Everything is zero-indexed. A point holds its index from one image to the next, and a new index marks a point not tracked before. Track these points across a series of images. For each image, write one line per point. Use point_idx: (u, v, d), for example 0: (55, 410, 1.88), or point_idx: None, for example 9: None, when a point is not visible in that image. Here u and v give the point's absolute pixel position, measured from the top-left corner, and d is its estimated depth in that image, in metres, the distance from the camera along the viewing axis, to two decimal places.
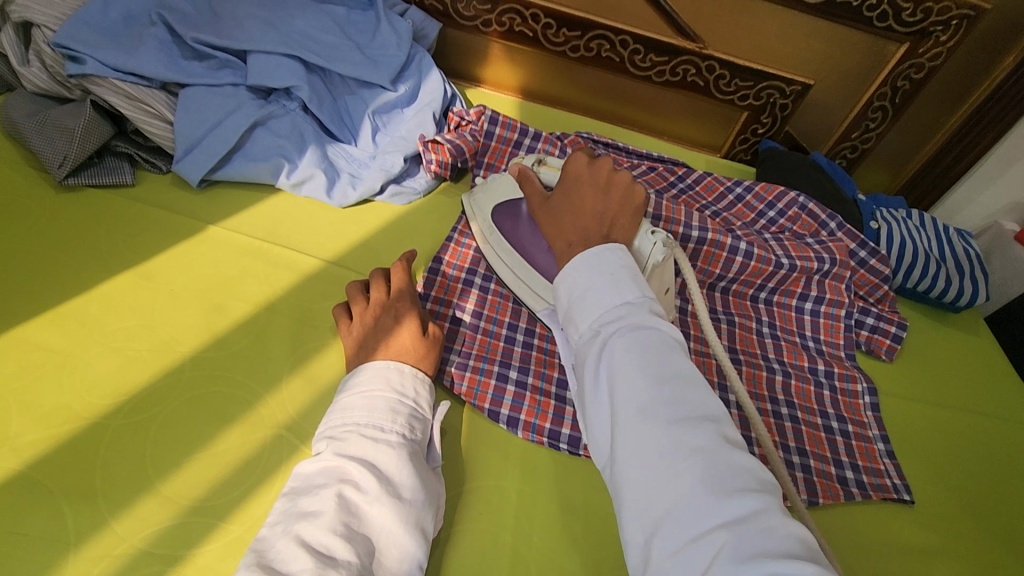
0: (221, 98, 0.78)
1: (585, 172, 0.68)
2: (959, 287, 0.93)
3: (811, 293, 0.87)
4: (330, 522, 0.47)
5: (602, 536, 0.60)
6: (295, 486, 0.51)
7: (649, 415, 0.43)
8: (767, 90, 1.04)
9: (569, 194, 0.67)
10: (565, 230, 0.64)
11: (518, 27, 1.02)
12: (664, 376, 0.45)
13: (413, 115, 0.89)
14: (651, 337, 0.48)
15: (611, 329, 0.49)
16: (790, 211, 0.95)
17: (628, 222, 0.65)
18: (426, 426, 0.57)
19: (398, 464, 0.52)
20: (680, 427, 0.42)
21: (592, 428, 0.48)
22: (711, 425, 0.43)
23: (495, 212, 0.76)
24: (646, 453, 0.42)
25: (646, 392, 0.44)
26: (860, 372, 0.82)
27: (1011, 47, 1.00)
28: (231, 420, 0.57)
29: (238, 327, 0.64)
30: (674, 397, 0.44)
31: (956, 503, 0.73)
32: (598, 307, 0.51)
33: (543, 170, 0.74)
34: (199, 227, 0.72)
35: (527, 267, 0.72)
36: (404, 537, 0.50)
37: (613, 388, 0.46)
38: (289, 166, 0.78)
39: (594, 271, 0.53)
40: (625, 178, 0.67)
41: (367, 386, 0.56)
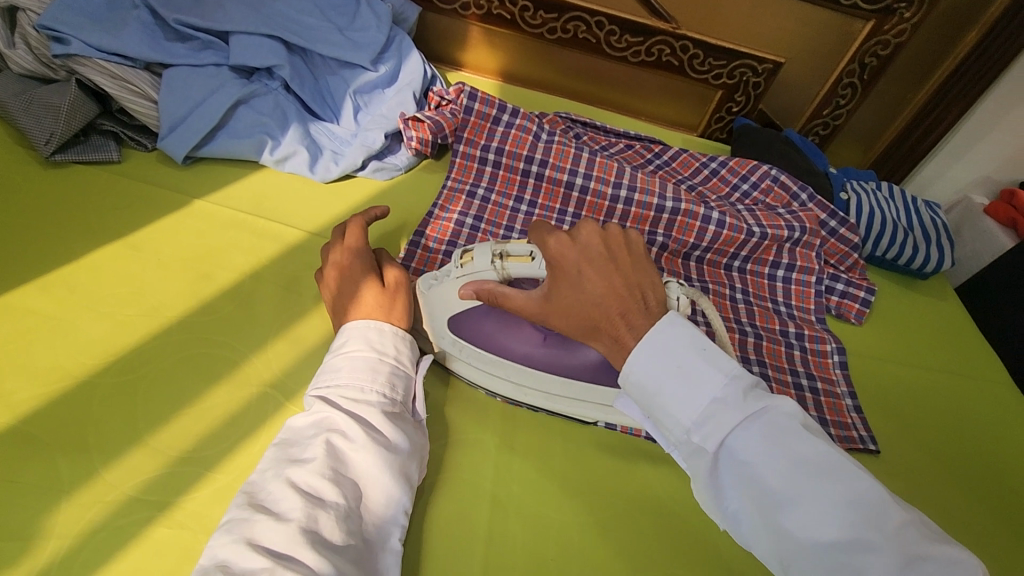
0: (204, 77, 0.80)
1: (576, 254, 0.55)
2: (925, 254, 0.97)
3: (782, 260, 0.90)
4: (318, 466, 0.50)
5: (579, 485, 0.63)
6: (285, 437, 0.53)
7: (811, 527, 0.42)
8: (739, 69, 1.07)
9: (572, 284, 0.55)
10: (605, 325, 0.53)
11: (496, 10, 1.05)
12: (802, 474, 0.43)
13: (393, 95, 0.91)
14: (766, 429, 0.45)
15: (716, 435, 0.46)
16: (763, 184, 0.98)
17: (647, 279, 0.56)
18: (407, 384, 0.59)
19: (382, 418, 0.54)
20: (848, 533, 0.41)
21: (736, 528, 0.47)
22: (874, 518, 0.41)
23: (458, 331, 0.65)
24: (826, 566, 0.41)
25: (794, 500, 0.43)
26: (830, 334, 0.85)
27: (973, 23, 1.03)
28: (218, 379, 0.59)
29: (224, 293, 0.66)
30: (825, 493, 0.42)
31: (920, 451, 0.76)
32: (690, 411, 0.48)
33: (510, 265, 0.60)
34: (185, 201, 0.74)
35: (530, 372, 0.65)
36: (388, 483, 0.52)
37: (750, 497, 0.45)
38: (272, 143, 0.80)
39: (666, 365, 0.49)
40: (617, 234, 0.57)
41: (348, 349, 0.57)
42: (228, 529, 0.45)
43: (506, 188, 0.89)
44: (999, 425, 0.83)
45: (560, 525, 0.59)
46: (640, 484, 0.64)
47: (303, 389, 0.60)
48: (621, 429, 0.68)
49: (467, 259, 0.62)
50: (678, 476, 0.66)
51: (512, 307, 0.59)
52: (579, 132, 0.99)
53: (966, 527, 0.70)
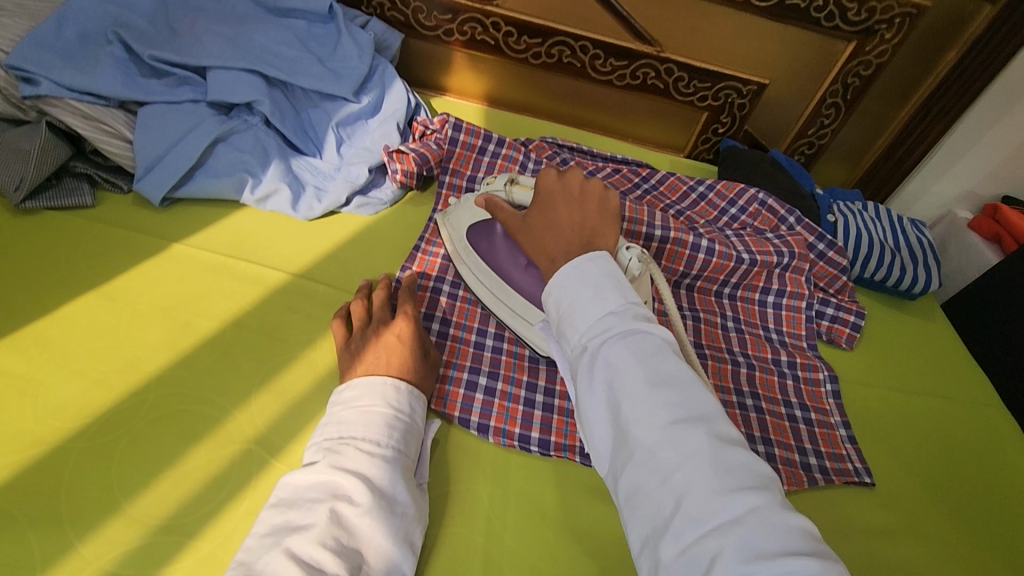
0: (181, 115, 0.78)
1: (556, 187, 0.67)
2: (913, 275, 0.97)
3: (772, 286, 0.90)
4: (324, 537, 0.48)
5: (574, 532, 0.61)
6: (287, 497, 0.51)
7: (648, 421, 0.43)
8: (724, 91, 1.07)
9: (543, 209, 0.66)
10: (548, 244, 0.63)
11: (480, 35, 1.04)
12: (661, 382, 0.45)
13: (377, 126, 0.90)
14: (642, 342, 0.47)
15: (600, 340, 0.48)
16: (750, 208, 0.97)
17: (609, 228, 0.63)
18: (417, 441, 0.58)
19: (392, 478, 0.54)
20: (679, 432, 0.42)
21: (590, 434, 0.48)
22: (707, 427, 0.43)
23: (469, 233, 0.77)
24: (650, 461, 0.42)
25: (645, 400, 0.44)
26: (822, 361, 0.84)
27: (953, 42, 1.05)
28: (200, 438, 0.57)
29: (205, 344, 0.64)
30: (671, 399, 0.44)
31: (912, 479, 0.76)
32: (586, 319, 0.50)
33: (515, 191, 0.74)
34: (163, 245, 0.72)
35: (505, 288, 0.73)
36: (391, 551, 0.51)
37: (610, 395, 0.46)
38: (253, 181, 0.78)
39: (579, 283, 0.52)
40: (597, 186, 0.66)
41: (365, 402, 0.57)
42: None
43: None
44: (989, 450, 0.83)
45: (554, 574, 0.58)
46: None
47: (289, 446, 0.58)
48: None
49: (489, 180, 0.77)
50: None
51: (502, 220, 0.72)
52: (565, 158, 0.99)
53: (961, 559, 0.70)
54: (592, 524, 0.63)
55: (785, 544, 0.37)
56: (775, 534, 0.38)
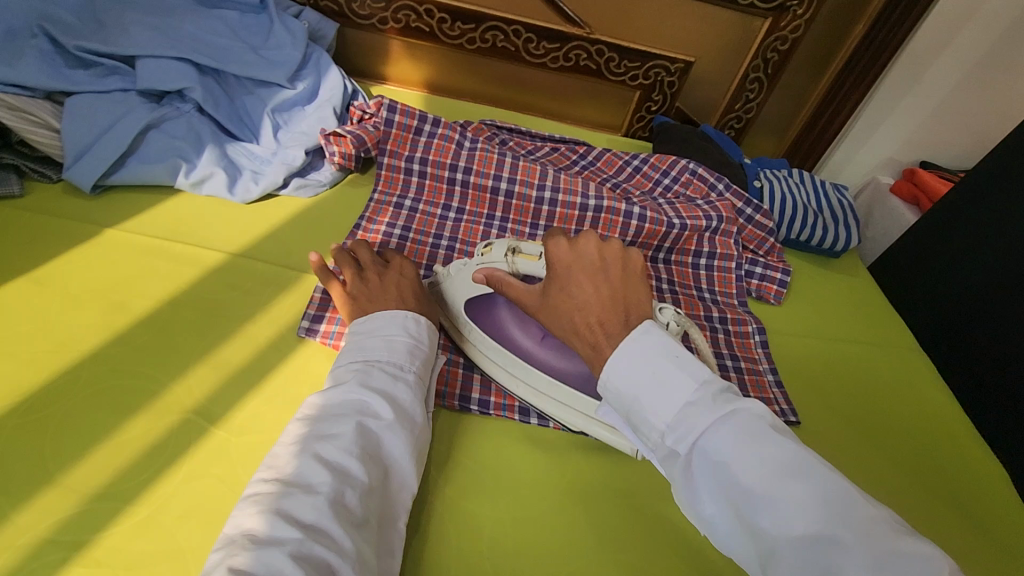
0: (110, 103, 0.78)
1: (571, 260, 0.60)
2: (834, 234, 1.03)
3: (703, 250, 0.95)
4: (351, 445, 0.52)
5: (514, 478, 0.64)
6: (312, 413, 0.54)
7: (783, 524, 0.40)
8: (653, 70, 1.12)
9: (561, 286, 0.59)
10: (581, 326, 0.56)
11: (414, 23, 1.06)
12: (780, 472, 0.41)
13: (313, 111, 0.91)
14: (740, 426, 0.44)
15: (689, 437, 0.45)
16: (682, 177, 1.02)
17: (640, 295, 0.58)
18: (429, 369, 0.64)
19: (412, 399, 0.58)
20: (819, 529, 0.39)
21: (714, 534, 0.45)
22: (847, 518, 0.39)
23: (470, 309, 0.72)
24: (800, 563, 0.39)
25: (769, 496, 0.41)
26: (751, 316, 0.89)
27: (861, 14, 1.11)
28: (136, 410, 0.57)
29: (141, 323, 0.64)
30: (797, 490, 0.41)
31: (837, 418, 0.81)
32: (664, 414, 0.46)
33: (520, 260, 0.69)
34: (96, 231, 0.72)
35: (522, 364, 0.70)
36: (408, 463, 0.55)
37: (725, 499, 0.42)
38: (187, 166, 0.79)
39: (640, 371, 0.48)
40: (616, 249, 0.60)
41: (387, 331, 0.62)
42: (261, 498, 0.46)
43: (434, 198, 0.91)
44: (904, 385, 0.89)
45: (496, 520, 0.60)
46: (572, 474, 0.66)
47: (228, 414, 0.59)
48: (552, 424, 0.70)
49: (487, 251, 0.72)
50: (611, 465, 0.68)
51: (511, 296, 0.65)
52: (504, 138, 1.02)
53: (884, 491, 0.75)
54: (531, 475, 0.65)
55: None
56: None
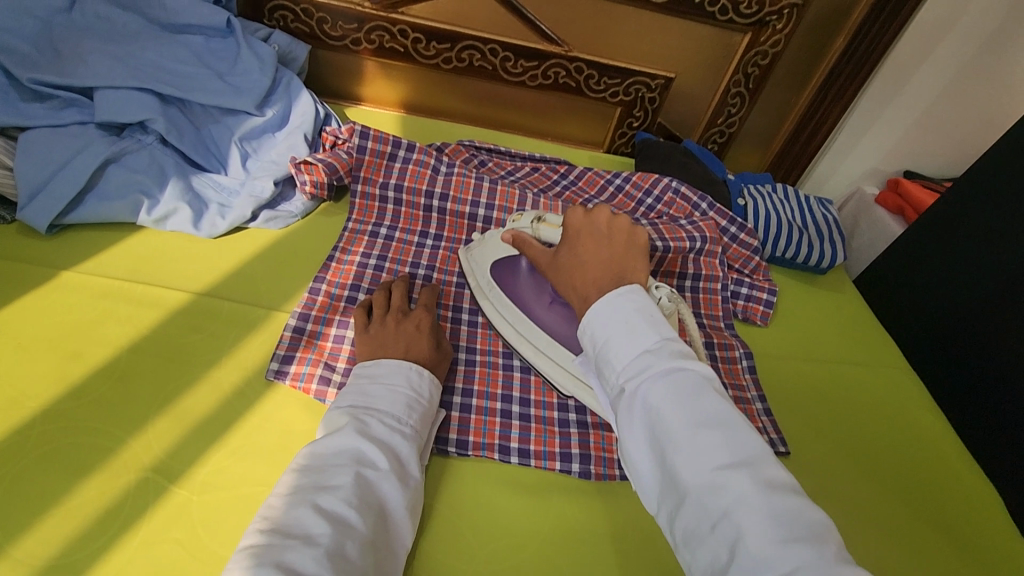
0: (67, 137, 0.75)
1: (583, 225, 0.65)
2: (820, 251, 1.02)
3: (688, 271, 0.93)
4: (351, 494, 0.49)
5: (494, 525, 0.61)
6: (309, 464, 0.52)
7: (694, 466, 0.41)
8: (634, 86, 1.10)
9: (571, 247, 0.64)
10: (576, 280, 0.61)
11: (388, 43, 1.03)
12: (705, 423, 0.43)
13: (284, 138, 0.88)
14: (683, 381, 0.45)
15: (637, 378, 0.46)
16: (665, 196, 1.00)
17: (639, 262, 0.60)
18: (429, 423, 0.61)
19: (410, 450, 0.56)
20: (724, 477, 0.40)
21: (634, 476, 0.46)
22: (753, 471, 0.41)
23: (493, 270, 0.79)
24: (701, 509, 0.40)
25: (689, 442, 0.42)
26: (737, 340, 0.88)
27: (840, 29, 1.10)
28: (90, 471, 0.54)
29: (97, 373, 0.61)
30: (718, 441, 0.42)
31: (827, 443, 0.80)
32: (623, 357, 0.48)
33: (542, 228, 0.74)
34: (53, 274, 0.69)
35: (527, 323, 0.74)
36: (404, 517, 0.53)
37: (653, 439, 0.44)
38: (149, 202, 0.75)
39: (612, 317, 0.50)
40: (625, 223, 0.64)
41: (388, 380, 0.60)
42: (259, 549, 0.43)
43: (410, 225, 0.88)
44: (892, 405, 0.88)
45: (473, 571, 0.58)
46: (555, 517, 0.63)
47: (190, 470, 0.56)
48: (534, 463, 0.67)
49: (516, 219, 0.78)
50: (596, 505, 0.66)
51: (530, 256, 0.72)
52: (482, 160, 1.00)
53: (876, 521, 0.73)
54: (512, 520, 0.62)
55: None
56: None
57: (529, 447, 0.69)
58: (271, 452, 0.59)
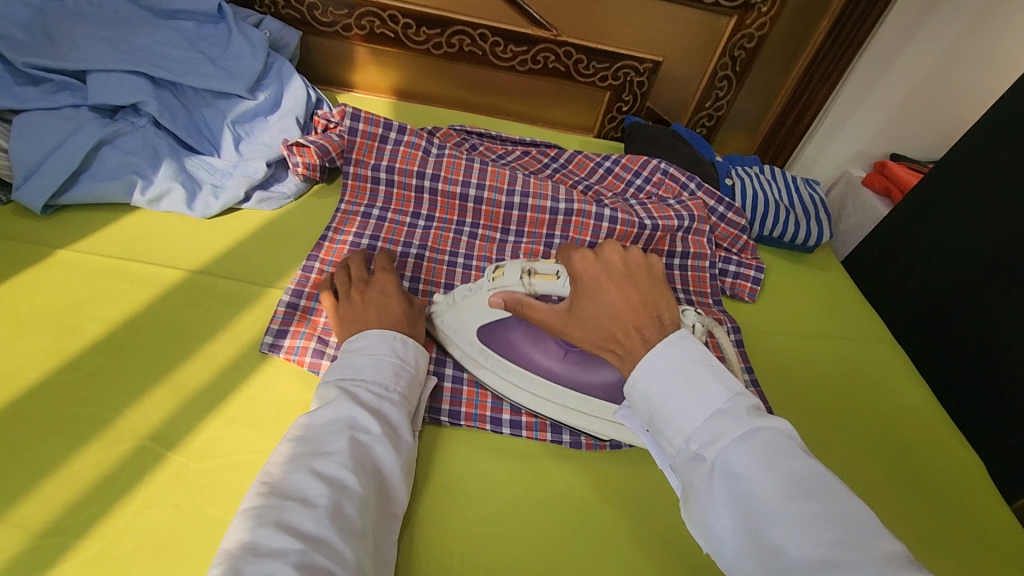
0: (60, 120, 0.76)
1: (596, 269, 0.59)
2: (807, 229, 1.03)
3: (677, 249, 0.94)
4: (347, 459, 0.50)
5: (488, 493, 0.63)
6: (303, 432, 0.53)
7: (794, 541, 0.39)
8: (623, 70, 1.11)
9: (591, 296, 0.58)
10: (616, 334, 0.55)
11: (379, 29, 1.04)
12: (796, 491, 0.41)
13: (276, 122, 0.89)
14: (763, 442, 0.43)
15: (714, 444, 0.45)
16: (654, 177, 1.02)
17: (664, 299, 0.57)
18: (418, 388, 0.63)
19: (400, 416, 0.57)
20: (835, 552, 0.37)
21: (719, 550, 0.43)
22: (865, 546, 0.38)
23: (482, 334, 0.70)
24: None
25: (782, 513, 0.40)
26: (726, 316, 0.89)
27: (824, 11, 1.11)
28: (88, 439, 0.55)
29: (94, 347, 0.62)
30: (814, 512, 0.40)
31: (816, 417, 0.81)
32: (691, 420, 0.47)
33: (537, 281, 0.65)
34: (48, 253, 0.69)
35: (549, 385, 0.69)
36: (400, 478, 0.54)
37: (738, 509, 0.42)
38: (143, 183, 0.76)
39: (672, 376, 0.49)
40: (638, 256, 0.60)
41: (373, 350, 0.61)
42: (258, 513, 0.44)
43: (402, 206, 0.89)
44: (880, 380, 0.90)
45: (466, 537, 0.59)
46: (547, 486, 0.65)
47: (186, 439, 0.57)
48: (526, 434, 0.69)
49: (499, 274, 0.68)
50: (588, 472, 0.67)
51: (534, 317, 0.63)
52: (473, 143, 1.01)
53: (871, 493, 0.74)
54: (505, 488, 0.63)
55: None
56: None
57: (520, 419, 0.70)
58: (266, 421, 0.61)
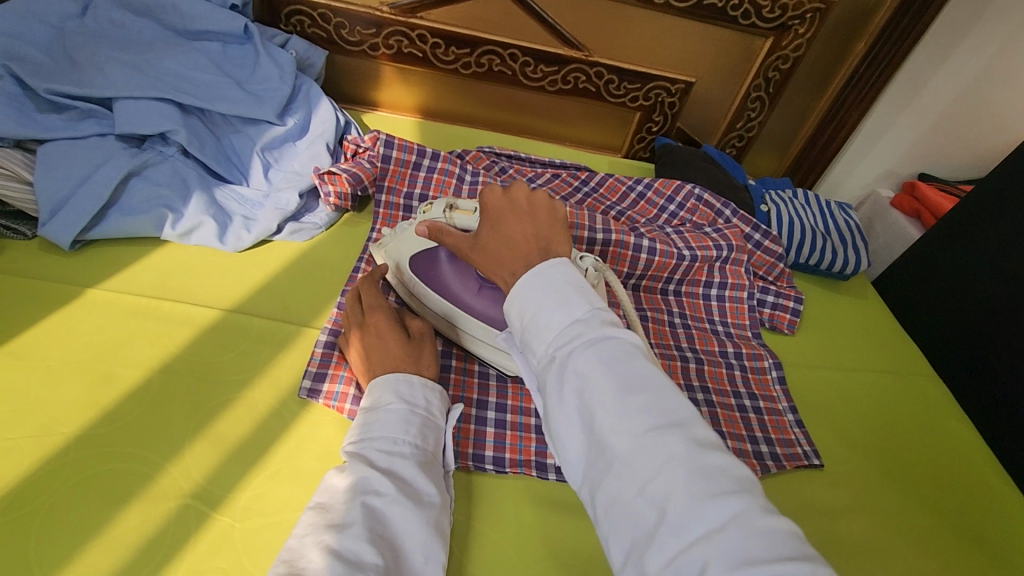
0: (86, 150, 0.73)
1: (502, 204, 0.58)
2: (844, 257, 1.01)
3: (714, 280, 0.93)
4: (358, 530, 0.48)
5: (542, 550, 0.60)
6: (321, 502, 0.51)
7: (622, 431, 0.40)
8: (654, 91, 1.09)
9: (490, 229, 0.57)
10: (505, 261, 0.54)
11: (406, 48, 1.02)
12: (632, 389, 0.41)
13: (305, 148, 0.87)
14: (612, 349, 0.43)
15: (567, 349, 0.44)
16: (688, 203, 0.99)
17: (563, 237, 0.56)
18: (438, 434, 0.59)
19: (415, 471, 0.54)
20: (654, 437, 0.39)
21: (562, 452, 0.44)
22: (682, 432, 0.40)
23: (411, 264, 0.74)
24: (629, 473, 0.38)
25: (617, 408, 0.41)
26: (766, 349, 0.87)
27: (861, 33, 1.09)
28: (129, 499, 0.53)
29: (130, 396, 0.60)
30: (646, 407, 0.41)
31: (870, 459, 0.79)
32: (551, 328, 0.46)
33: (456, 216, 0.68)
34: (77, 292, 0.67)
35: (460, 313, 0.71)
36: (427, 541, 0.51)
37: (582, 410, 0.42)
38: (173, 216, 0.74)
39: (541, 291, 0.47)
40: (545, 199, 0.58)
41: (380, 402, 0.58)
42: None
43: None
44: (925, 418, 0.88)
45: None
46: (596, 537, 0.63)
47: (229, 496, 0.55)
48: None
49: (427, 210, 0.72)
50: None
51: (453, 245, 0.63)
52: (503, 166, 0.98)
53: (936, 533, 0.73)
54: (555, 541, 0.61)
55: (771, 548, 0.34)
56: (762, 539, 0.35)
57: None
58: (309, 474, 0.58)
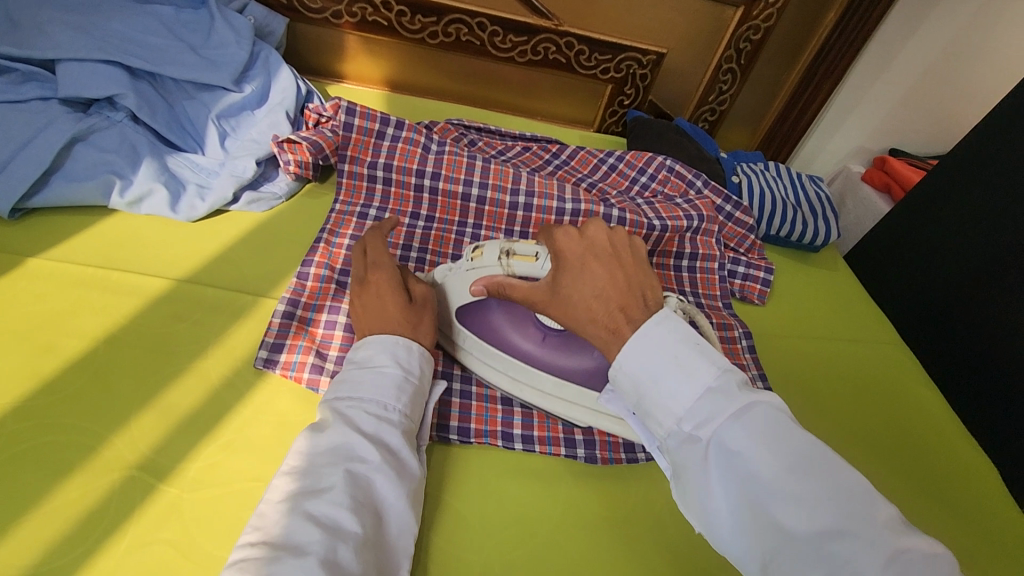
0: (27, 114, 0.69)
1: (581, 248, 0.53)
2: (815, 228, 1.01)
3: (685, 251, 0.92)
4: (338, 495, 0.46)
5: (507, 518, 0.59)
6: (298, 462, 0.49)
7: (801, 517, 0.38)
8: (625, 62, 1.07)
9: (573, 278, 0.52)
10: (597, 315, 0.50)
11: (371, 16, 0.99)
12: (797, 468, 0.39)
13: (264, 116, 0.84)
14: (758, 419, 0.41)
15: (707, 425, 0.42)
16: (659, 175, 0.98)
17: (650, 280, 0.52)
18: (422, 403, 0.57)
19: (401, 440, 0.52)
20: (839, 523, 0.37)
21: (718, 536, 0.42)
22: (871, 518, 0.37)
23: (461, 314, 0.68)
24: (815, 558, 0.37)
25: (787, 490, 0.39)
26: (736, 320, 0.87)
27: (831, 3, 1.09)
28: (69, 470, 0.50)
29: (73, 367, 0.57)
30: (821, 488, 0.38)
31: (850, 423, 0.80)
32: (680, 400, 0.43)
33: (515, 263, 0.59)
34: (18, 261, 0.64)
35: (524, 369, 0.67)
36: (404, 510, 0.50)
37: (741, 494, 0.40)
38: (122, 182, 0.71)
39: (658, 355, 0.45)
40: (623, 237, 0.54)
41: (371, 364, 0.55)
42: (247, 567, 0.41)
43: (400, 206, 0.84)
44: (885, 380, 0.89)
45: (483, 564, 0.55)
46: (563, 505, 0.62)
47: (178, 467, 0.53)
48: (539, 450, 0.65)
49: (477, 255, 0.63)
50: (604, 491, 0.64)
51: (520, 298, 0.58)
52: (473, 139, 0.96)
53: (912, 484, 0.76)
54: (521, 510, 0.60)
55: None
56: None
57: (533, 433, 0.67)
58: (265, 445, 0.56)
